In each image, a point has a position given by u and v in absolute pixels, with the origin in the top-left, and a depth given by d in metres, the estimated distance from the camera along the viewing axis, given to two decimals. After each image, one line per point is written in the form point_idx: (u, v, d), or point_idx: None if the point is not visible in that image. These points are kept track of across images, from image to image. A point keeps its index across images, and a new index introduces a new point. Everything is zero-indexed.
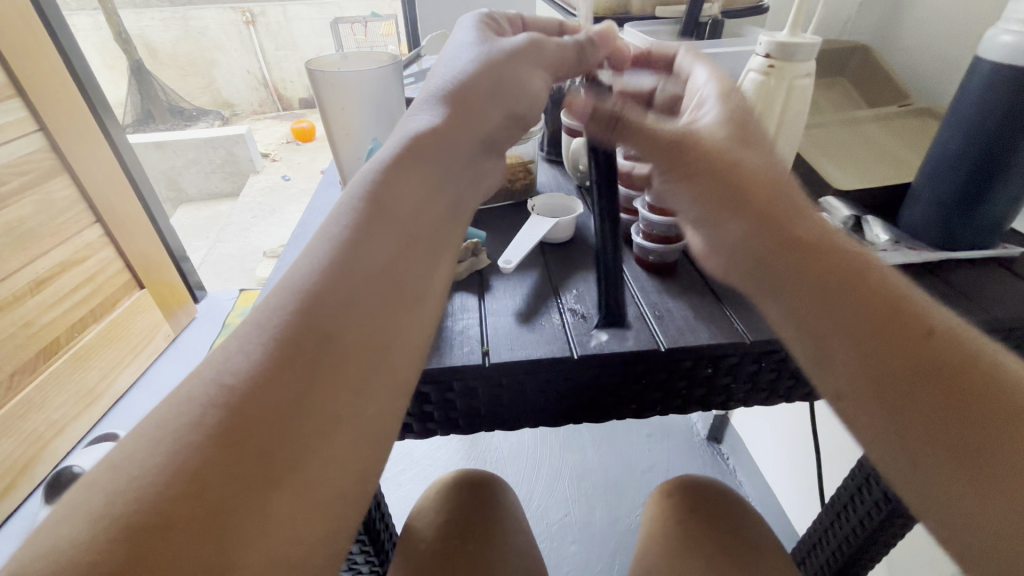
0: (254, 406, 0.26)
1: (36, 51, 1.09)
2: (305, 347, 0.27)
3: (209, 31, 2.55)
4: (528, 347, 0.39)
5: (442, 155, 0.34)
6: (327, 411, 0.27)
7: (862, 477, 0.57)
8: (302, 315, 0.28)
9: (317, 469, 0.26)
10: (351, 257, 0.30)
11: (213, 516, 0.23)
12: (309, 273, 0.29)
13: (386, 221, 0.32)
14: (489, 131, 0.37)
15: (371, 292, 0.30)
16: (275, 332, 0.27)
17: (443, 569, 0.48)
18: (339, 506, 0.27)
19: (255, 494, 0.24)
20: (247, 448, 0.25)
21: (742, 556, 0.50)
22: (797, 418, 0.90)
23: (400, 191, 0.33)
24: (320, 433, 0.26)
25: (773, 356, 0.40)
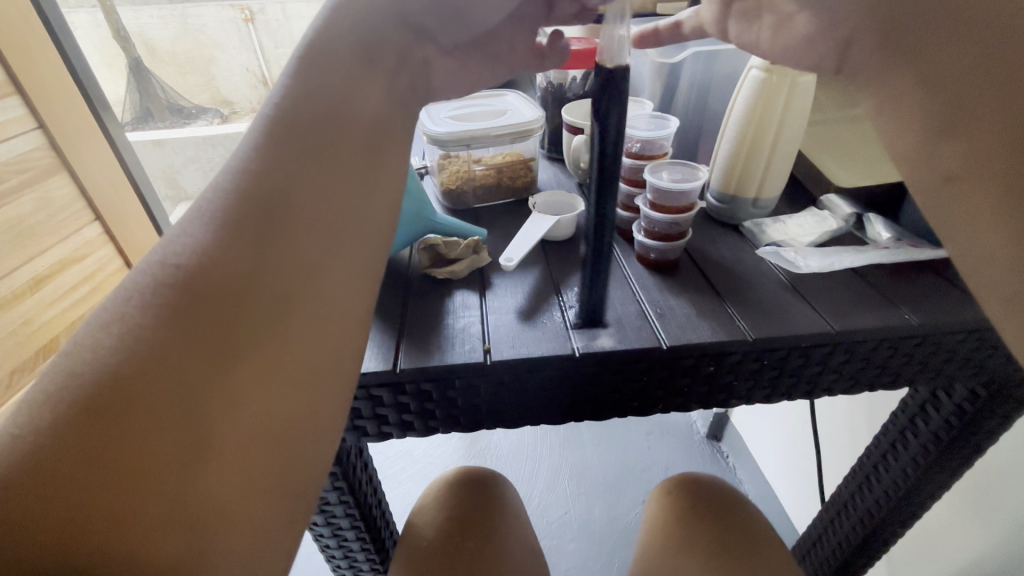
0: (198, 284, 0.28)
1: (35, 48, 1.08)
2: (237, 224, 0.30)
3: (208, 28, 2.50)
4: (530, 345, 0.39)
5: (370, 37, 0.34)
6: (274, 287, 0.30)
7: (863, 473, 0.58)
8: (236, 195, 0.30)
9: (275, 343, 0.29)
10: (284, 142, 0.32)
11: (178, 385, 0.26)
12: (243, 156, 0.31)
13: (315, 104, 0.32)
14: (418, 12, 0.36)
15: (308, 174, 0.32)
16: (211, 215, 0.30)
17: (444, 566, 0.48)
18: (305, 376, 0.30)
19: (216, 364, 0.27)
20: (199, 321, 0.27)
21: (742, 554, 0.50)
22: (797, 415, 0.90)
23: (328, 73, 0.33)
24: (272, 311, 0.29)
25: (775, 353, 0.40)
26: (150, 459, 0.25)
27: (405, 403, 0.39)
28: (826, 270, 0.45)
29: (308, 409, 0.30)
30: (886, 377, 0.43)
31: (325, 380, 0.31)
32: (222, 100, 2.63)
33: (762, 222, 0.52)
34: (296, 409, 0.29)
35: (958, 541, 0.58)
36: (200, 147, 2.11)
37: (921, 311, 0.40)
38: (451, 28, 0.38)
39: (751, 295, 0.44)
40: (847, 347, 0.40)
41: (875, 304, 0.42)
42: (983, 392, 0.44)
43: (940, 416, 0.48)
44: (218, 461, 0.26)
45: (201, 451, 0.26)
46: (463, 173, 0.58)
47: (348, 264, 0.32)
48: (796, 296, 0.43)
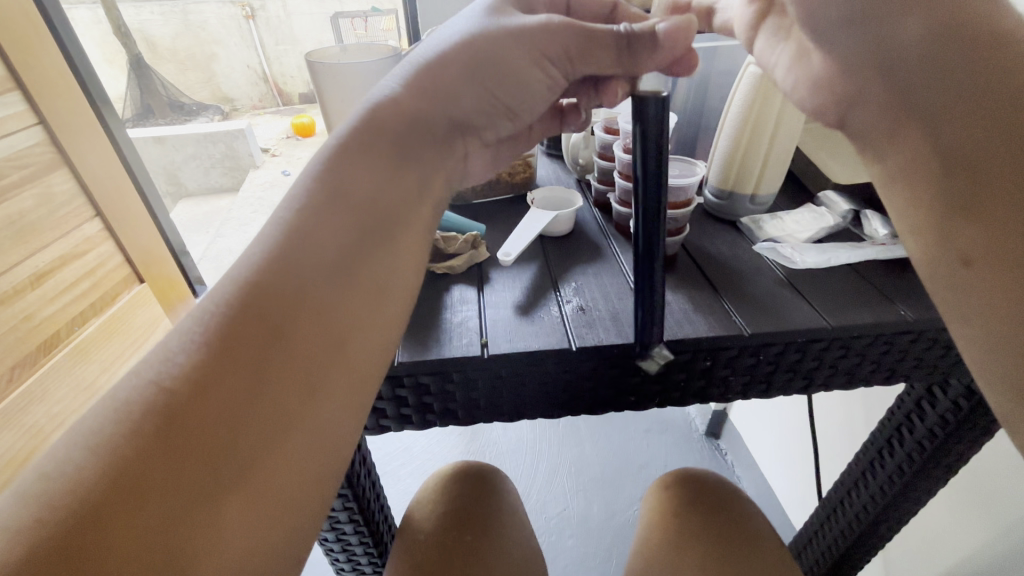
0: (208, 384, 0.28)
1: (36, 43, 1.08)
2: (251, 321, 0.29)
3: (209, 24, 2.58)
4: (528, 339, 0.39)
5: (405, 138, 0.34)
6: (282, 394, 0.29)
7: (859, 469, 0.58)
8: (246, 307, 0.29)
9: (278, 449, 0.28)
10: (307, 236, 0.31)
11: (172, 488, 0.26)
12: (257, 261, 0.30)
13: (342, 201, 0.32)
14: (463, 110, 0.36)
15: (325, 273, 0.31)
16: (225, 311, 0.29)
17: (442, 560, 0.49)
18: (296, 503, 0.29)
19: (203, 503, 0.26)
20: (200, 424, 0.27)
21: (739, 549, 0.50)
22: (795, 411, 0.90)
23: (356, 177, 0.33)
24: (277, 418, 0.28)
25: (771, 348, 0.40)
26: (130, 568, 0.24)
27: (403, 396, 0.39)
28: (824, 265, 0.45)
29: (299, 514, 0.29)
30: (881, 371, 0.43)
31: (317, 490, 0.30)
32: (222, 96, 2.63)
33: (760, 218, 0.52)
34: (287, 517, 0.28)
35: (953, 539, 0.59)
36: (200, 143, 2.11)
37: (917, 307, 0.41)
38: (497, 124, 0.38)
39: (748, 290, 0.44)
40: (843, 342, 0.41)
41: (872, 299, 0.42)
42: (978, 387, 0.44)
43: (936, 413, 0.48)
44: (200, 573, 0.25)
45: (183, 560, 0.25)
46: None
47: (357, 370, 0.31)
48: (792, 291, 0.43)
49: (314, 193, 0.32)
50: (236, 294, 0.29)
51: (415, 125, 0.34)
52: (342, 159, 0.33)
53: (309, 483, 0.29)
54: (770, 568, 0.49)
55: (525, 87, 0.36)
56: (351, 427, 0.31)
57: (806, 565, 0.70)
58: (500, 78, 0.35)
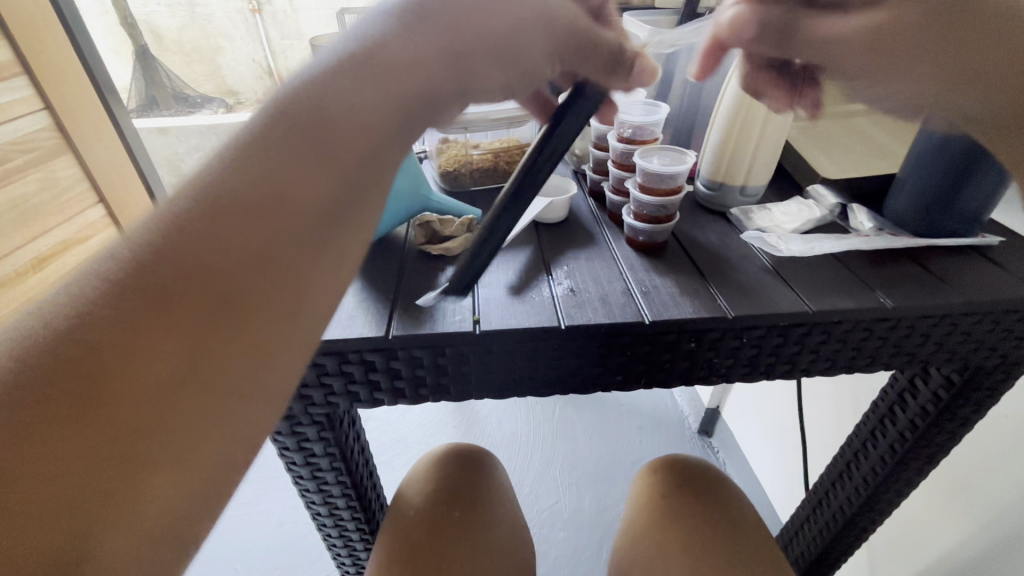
0: (125, 341, 0.25)
1: (43, 30, 1.09)
2: (173, 279, 0.25)
3: (216, 16, 2.33)
4: (519, 317, 0.40)
5: (400, 86, 0.29)
6: (227, 366, 0.26)
7: (846, 459, 0.59)
8: (184, 255, 0.25)
9: (210, 424, 0.26)
10: (238, 194, 0.26)
11: (83, 447, 0.24)
12: (199, 203, 0.26)
13: (288, 152, 0.27)
14: (474, 84, 0.33)
15: (262, 227, 0.26)
16: (159, 257, 0.25)
17: (432, 536, 0.50)
18: (234, 475, 0.28)
19: (125, 475, 0.25)
20: (130, 386, 0.25)
21: (722, 530, 0.52)
22: (786, 408, 0.92)
23: (335, 122, 0.28)
24: (213, 390, 0.26)
25: (754, 331, 0.42)
26: (52, 527, 0.23)
27: (397, 369, 0.40)
28: (807, 254, 0.46)
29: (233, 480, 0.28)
30: (862, 360, 0.44)
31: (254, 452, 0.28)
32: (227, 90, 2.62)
33: (750, 210, 0.54)
34: (223, 485, 0.27)
35: (932, 534, 0.60)
36: (204, 136, 2.13)
37: (897, 295, 0.42)
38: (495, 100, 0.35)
39: (732, 274, 0.45)
40: (824, 327, 0.42)
41: (854, 287, 0.43)
42: (956, 378, 0.46)
43: (917, 405, 0.50)
44: (109, 545, 0.24)
45: (98, 525, 0.24)
46: (460, 157, 0.60)
47: (299, 343, 0.28)
48: (776, 278, 0.45)
49: (276, 134, 0.27)
50: (154, 236, 0.26)
51: (413, 82, 0.30)
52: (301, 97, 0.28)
53: (243, 447, 0.28)
54: (748, 549, 0.51)
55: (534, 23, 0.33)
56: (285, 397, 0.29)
57: (792, 557, 0.71)
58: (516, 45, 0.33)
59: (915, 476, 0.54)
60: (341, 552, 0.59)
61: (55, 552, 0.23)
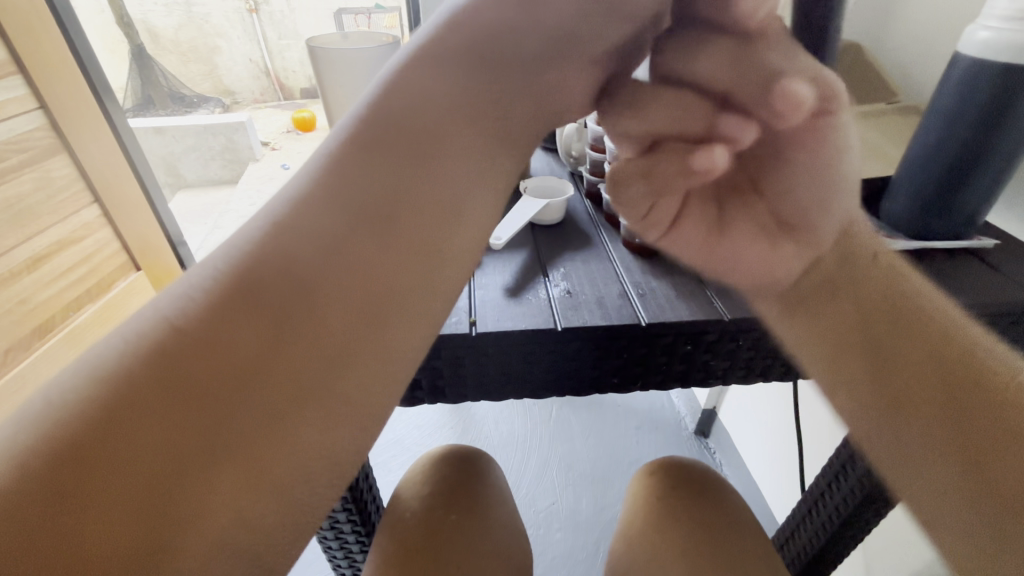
0: (197, 371, 0.24)
1: (39, 27, 1.09)
2: (272, 286, 0.26)
3: (213, 18, 2.43)
4: (515, 319, 0.40)
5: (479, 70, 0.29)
6: (306, 357, 0.26)
7: (842, 460, 0.59)
8: (274, 248, 0.27)
9: (287, 424, 0.25)
10: (329, 208, 0.28)
11: (137, 486, 0.22)
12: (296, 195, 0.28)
13: (357, 191, 0.28)
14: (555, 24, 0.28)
15: (339, 267, 0.27)
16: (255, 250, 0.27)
17: (428, 538, 0.50)
18: (307, 489, 0.25)
19: (194, 469, 0.23)
20: (214, 370, 0.24)
21: (718, 532, 0.52)
22: (782, 408, 0.92)
23: (416, 115, 0.29)
24: (293, 384, 0.25)
25: (750, 334, 0.42)
26: (121, 520, 0.22)
27: None
28: None
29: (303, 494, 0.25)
30: None
31: (302, 526, 0.26)
32: (224, 90, 2.55)
33: None
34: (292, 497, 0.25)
35: None
36: (201, 135, 2.13)
37: None
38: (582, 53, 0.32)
39: None
40: None
41: None
42: None
43: None
44: (182, 554, 0.22)
45: (169, 529, 0.22)
46: None
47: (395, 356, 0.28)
48: None
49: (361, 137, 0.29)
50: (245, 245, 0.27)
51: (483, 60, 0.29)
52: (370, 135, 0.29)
53: (286, 520, 0.25)
54: (744, 551, 0.50)
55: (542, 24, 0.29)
56: (344, 465, 0.26)
57: (787, 559, 0.71)
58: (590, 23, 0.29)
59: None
60: (337, 555, 0.59)
61: (121, 551, 0.21)
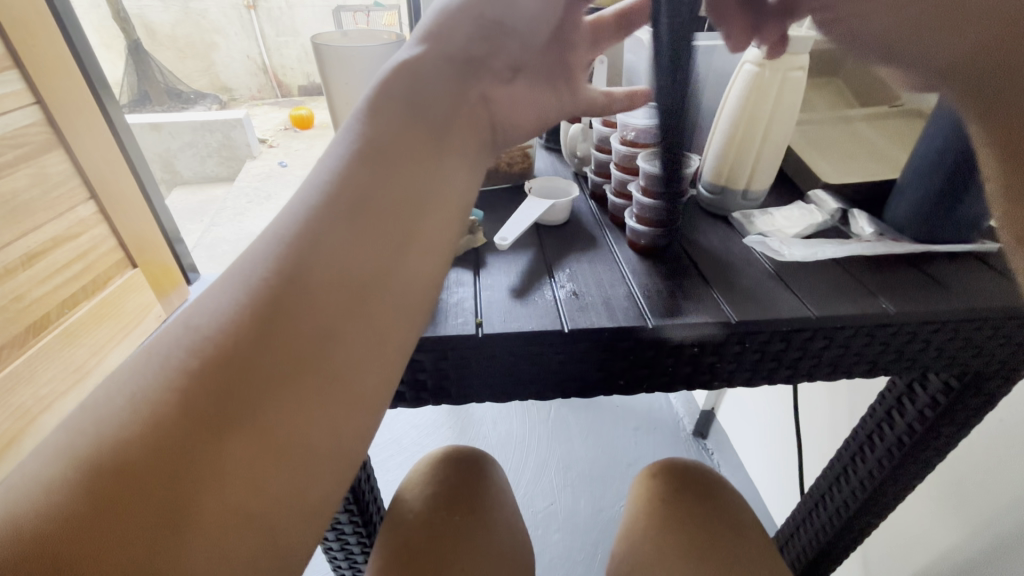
0: (202, 388, 0.26)
1: (33, 18, 1.07)
2: (252, 336, 0.27)
3: (211, 13, 2.30)
4: (522, 320, 0.40)
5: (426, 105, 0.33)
6: (277, 401, 0.26)
7: (845, 461, 0.59)
8: (255, 299, 0.28)
9: (262, 469, 0.26)
10: (305, 250, 0.29)
11: (152, 480, 0.24)
12: (279, 238, 0.30)
13: (339, 204, 0.30)
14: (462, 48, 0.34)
15: (324, 272, 0.28)
16: (241, 299, 0.28)
17: (431, 539, 0.50)
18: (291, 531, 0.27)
19: (172, 523, 0.24)
20: (189, 426, 0.25)
21: (721, 535, 0.52)
22: (782, 410, 0.91)
23: (388, 150, 0.32)
24: (269, 431, 0.26)
25: (757, 336, 0.42)
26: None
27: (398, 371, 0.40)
28: (810, 260, 0.46)
29: (287, 537, 0.26)
30: (863, 365, 0.44)
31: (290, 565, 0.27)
32: (220, 86, 2.50)
33: (751, 214, 0.53)
34: (275, 542, 0.26)
35: (928, 536, 0.60)
36: (198, 131, 2.11)
37: (898, 300, 0.42)
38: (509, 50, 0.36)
39: (735, 279, 0.45)
40: (826, 333, 0.42)
41: (857, 292, 0.43)
42: (954, 383, 0.46)
43: (916, 409, 0.51)
44: None
45: None
46: None
47: (364, 391, 0.28)
48: (779, 282, 0.45)
49: (337, 182, 0.31)
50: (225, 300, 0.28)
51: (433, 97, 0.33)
52: (347, 159, 0.31)
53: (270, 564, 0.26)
54: (749, 552, 0.51)
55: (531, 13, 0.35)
56: (328, 494, 0.28)
57: (788, 559, 0.71)
58: (497, 16, 0.34)
59: (914, 480, 0.54)
60: (338, 556, 0.59)
61: None
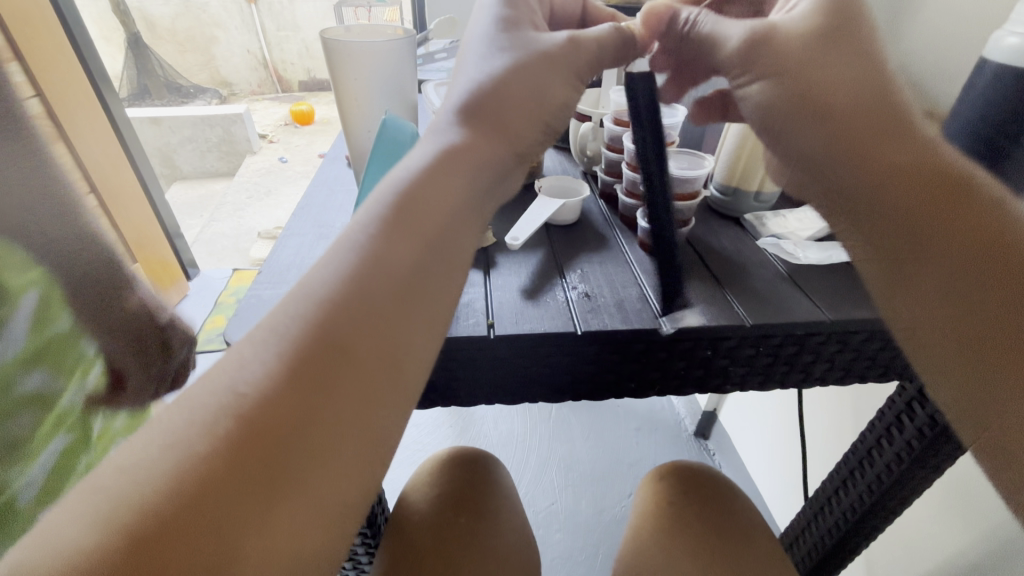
0: (250, 434, 0.24)
1: (32, 9, 1.06)
2: (306, 379, 0.26)
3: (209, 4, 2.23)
4: (534, 321, 0.40)
5: (472, 171, 0.34)
6: (332, 438, 0.26)
7: (855, 463, 0.59)
8: (305, 345, 0.26)
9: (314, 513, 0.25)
10: (355, 299, 0.28)
11: (198, 532, 0.22)
12: (323, 285, 0.28)
13: (390, 257, 0.30)
14: (523, 145, 0.37)
15: (379, 325, 0.28)
16: (291, 340, 0.27)
17: (437, 543, 0.49)
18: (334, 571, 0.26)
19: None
20: (236, 473, 0.23)
21: (730, 541, 0.51)
22: (785, 410, 0.91)
23: (435, 204, 0.32)
24: (321, 473, 0.25)
25: (771, 340, 0.41)
26: None
27: None
28: (824, 263, 0.46)
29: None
30: (876, 369, 0.44)
31: None
32: (220, 80, 2.48)
33: (764, 215, 0.53)
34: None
35: (934, 541, 0.60)
36: (198, 126, 2.10)
37: None
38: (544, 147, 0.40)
39: (747, 281, 0.45)
40: (841, 337, 0.41)
41: None
42: None
43: (924, 415, 0.49)
44: None
45: None
46: None
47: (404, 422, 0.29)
48: (792, 285, 0.44)
49: (385, 232, 0.30)
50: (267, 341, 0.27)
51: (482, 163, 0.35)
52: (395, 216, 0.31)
53: None
54: (759, 556, 0.50)
55: (564, 103, 0.39)
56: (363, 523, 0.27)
57: (795, 559, 0.71)
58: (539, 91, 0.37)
59: (925, 484, 0.53)
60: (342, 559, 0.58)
61: None
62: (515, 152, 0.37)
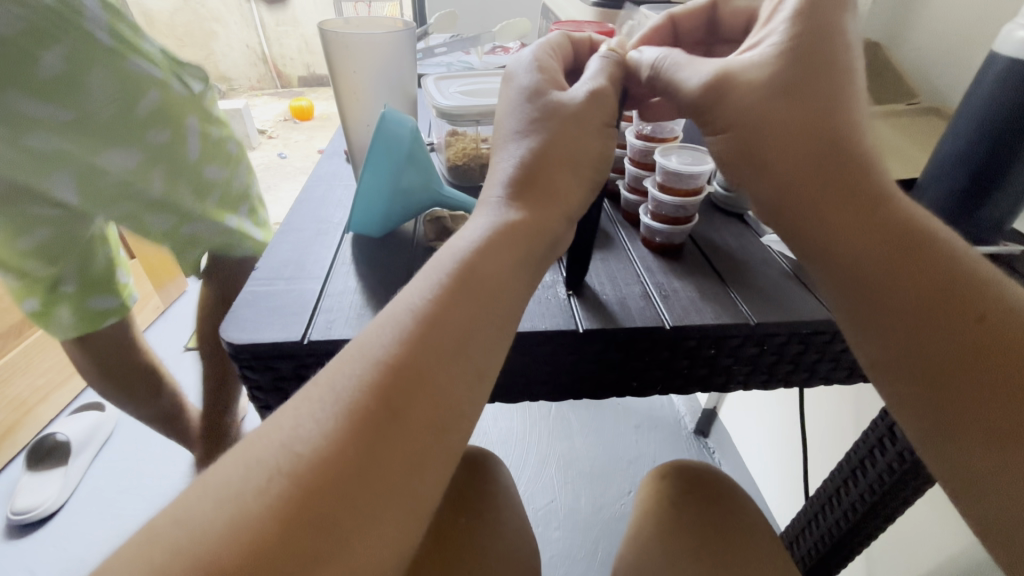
0: (315, 490, 0.25)
1: None
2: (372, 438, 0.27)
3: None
4: (535, 319, 0.39)
5: (532, 238, 0.36)
6: (391, 492, 0.26)
7: (856, 460, 0.58)
8: (371, 406, 0.28)
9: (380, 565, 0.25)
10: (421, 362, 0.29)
11: None
12: (386, 349, 0.30)
13: (454, 320, 0.31)
14: (575, 208, 0.39)
15: (442, 384, 0.29)
16: (353, 396, 0.28)
17: (437, 544, 0.48)
18: None
19: None
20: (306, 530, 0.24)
21: (732, 541, 0.51)
22: (785, 408, 0.90)
23: (495, 268, 0.34)
24: (383, 525, 0.26)
25: (775, 339, 0.40)
26: None
27: None
28: None
29: None
30: None
31: None
32: None
33: None
34: None
35: (935, 541, 0.60)
36: None
37: None
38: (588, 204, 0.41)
39: (751, 279, 0.44)
40: None
41: None
42: None
43: None
44: None
45: None
46: (468, 151, 0.64)
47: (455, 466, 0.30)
48: (796, 282, 0.44)
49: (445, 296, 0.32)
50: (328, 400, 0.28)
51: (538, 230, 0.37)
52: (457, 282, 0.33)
53: None
54: (762, 554, 0.50)
55: (603, 155, 0.40)
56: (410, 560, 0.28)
57: (797, 556, 0.70)
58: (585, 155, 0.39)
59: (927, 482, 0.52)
60: None
61: None
62: (567, 214, 0.39)
